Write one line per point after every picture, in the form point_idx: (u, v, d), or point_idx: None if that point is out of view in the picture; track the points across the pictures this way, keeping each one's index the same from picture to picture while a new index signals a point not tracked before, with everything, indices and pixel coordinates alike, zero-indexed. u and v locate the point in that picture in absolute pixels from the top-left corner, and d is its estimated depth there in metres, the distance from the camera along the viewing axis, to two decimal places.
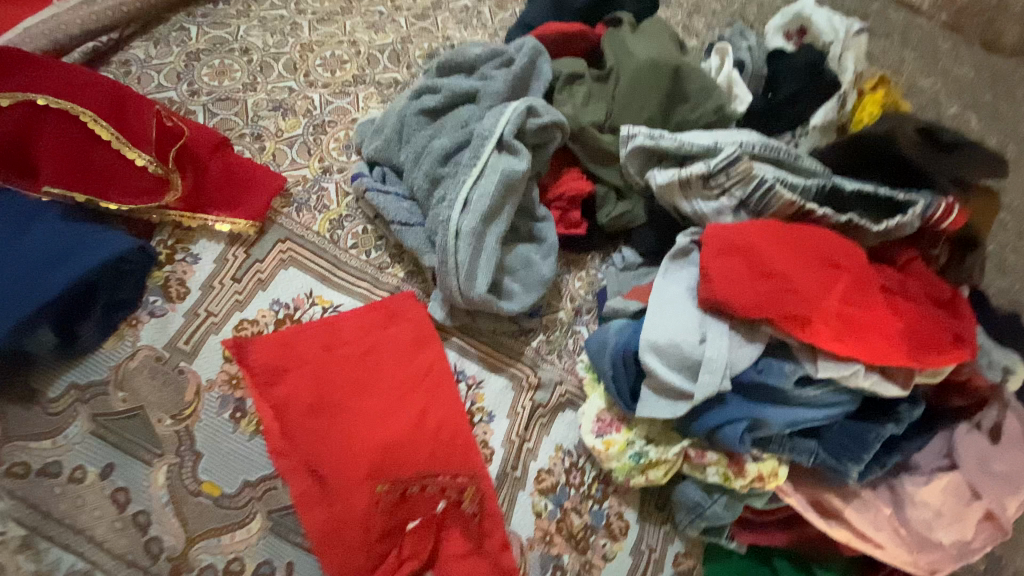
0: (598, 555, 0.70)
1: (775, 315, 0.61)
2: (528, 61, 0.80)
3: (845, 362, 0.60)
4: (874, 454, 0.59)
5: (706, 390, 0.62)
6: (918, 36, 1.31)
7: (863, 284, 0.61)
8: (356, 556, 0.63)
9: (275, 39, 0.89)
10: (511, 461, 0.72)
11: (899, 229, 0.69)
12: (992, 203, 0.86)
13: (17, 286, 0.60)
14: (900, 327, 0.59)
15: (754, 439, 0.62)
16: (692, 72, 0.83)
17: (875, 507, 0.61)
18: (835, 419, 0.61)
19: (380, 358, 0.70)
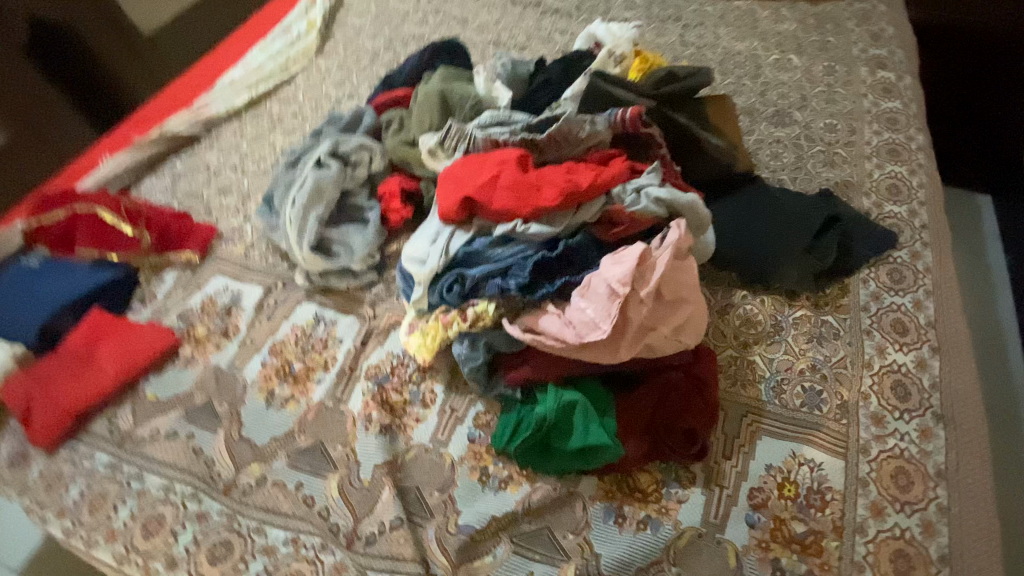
0: (413, 419, 0.94)
1: (466, 205, 0.91)
2: (353, 119, 1.26)
3: (511, 221, 0.88)
4: (528, 270, 0.85)
5: (432, 265, 0.91)
6: (737, 15, 1.69)
7: (518, 170, 0.90)
8: (53, 389, 0.99)
9: (226, 156, 1.43)
10: (351, 364, 1.01)
11: (570, 129, 1.00)
12: (718, 106, 1.15)
13: (61, 297, 1.09)
14: (540, 186, 0.87)
15: (467, 292, 0.89)
16: (452, 89, 1.21)
17: (553, 315, 0.83)
18: (515, 259, 0.87)
19: (110, 330, 1.05)
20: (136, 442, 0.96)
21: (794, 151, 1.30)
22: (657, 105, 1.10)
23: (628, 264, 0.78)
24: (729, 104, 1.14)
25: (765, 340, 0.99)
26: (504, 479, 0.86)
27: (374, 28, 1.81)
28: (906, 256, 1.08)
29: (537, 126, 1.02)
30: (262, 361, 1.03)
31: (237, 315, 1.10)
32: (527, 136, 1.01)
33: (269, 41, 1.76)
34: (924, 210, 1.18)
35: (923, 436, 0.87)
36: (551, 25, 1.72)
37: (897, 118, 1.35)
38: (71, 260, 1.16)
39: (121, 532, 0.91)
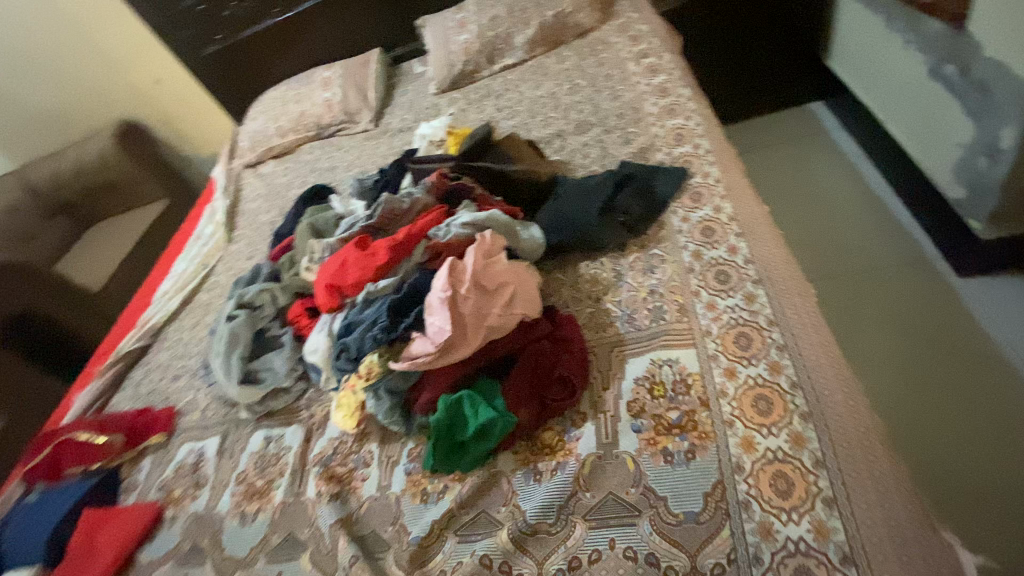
0: (358, 479, 1.07)
1: (335, 293, 1.15)
2: (251, 275, 1.53)
3: (366, 288, 1.11)
4: (387, 317, 1.05)
5: (326, 350, 1.12)
6: (533, 69, 2.05)
7: (360, 251, 1.15)
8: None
9: (174, 349, 1.67)
10: (302, 460, 1.16)
11: (392, 207, 1.26)
12: (511, 143, 1.45)
13: (58, 505, 1.24)
14: (379, 256, 1.13)
15: (355, 355, 1.07)
16: (318, 218, 1.49)
17: (419, 340, 1.02)
18: (377, 312, 1.06)
19: (110, 516, 1.21)
20: None
21: (601, 145, 1.58)
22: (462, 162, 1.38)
23: (442, 278, 1.02)
24: (520, 140, 1.45)
25: (612, 289, 1.17)
26: (439, 490, 0.99)
27: (266, 204, 2.15)
28: (698, 180, 1.30)
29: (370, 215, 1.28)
30: (232, 492, 1.18)
31: (205, 466, 1.26)
32: (368, 224, 1.25)
33: (188, 251, 2.09)
34: (707, 140, 1.41)
35: (748, 301, 1.03)
36: (398, 141, 2.08)
37: (667, 86, 1.65)
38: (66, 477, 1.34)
39: None
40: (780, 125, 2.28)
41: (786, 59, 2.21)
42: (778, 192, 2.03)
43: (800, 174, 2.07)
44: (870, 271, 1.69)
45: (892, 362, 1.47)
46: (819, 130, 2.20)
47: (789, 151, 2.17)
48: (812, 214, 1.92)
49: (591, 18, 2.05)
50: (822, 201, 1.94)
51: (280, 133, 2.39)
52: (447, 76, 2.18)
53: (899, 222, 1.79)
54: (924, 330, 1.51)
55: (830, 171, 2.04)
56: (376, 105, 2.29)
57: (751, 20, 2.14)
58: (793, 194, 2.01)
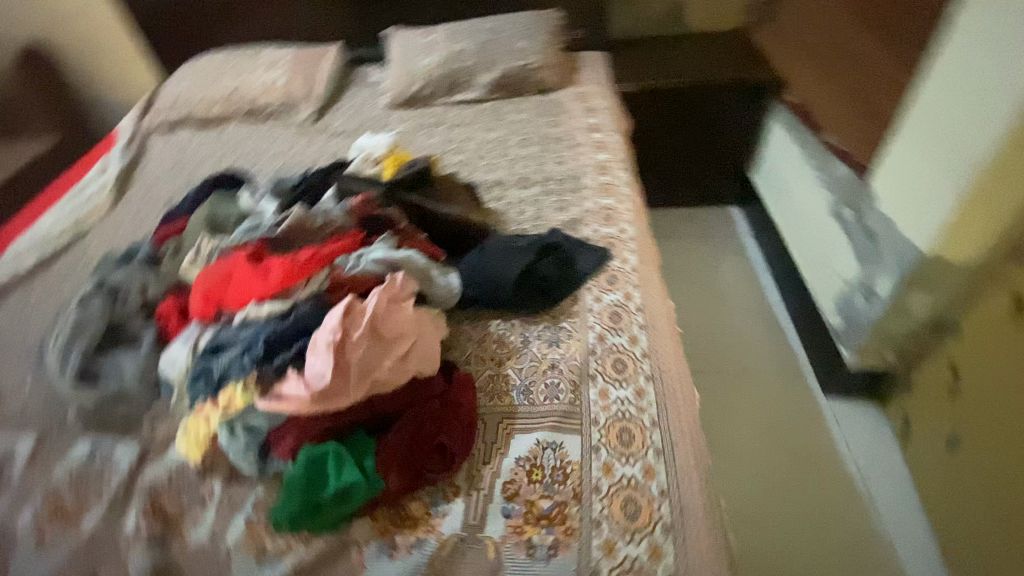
0: (190, 521, 0.94)
1: (213, 305, 1.04)
2: (127, 255, 1.35)
3: (248, 309, 1.00)
4: (262, 347, 0.94)
5: (185, 367, 0.98)
6: (489, 112, 2.06)
7: (250, 266, 1.04)
8: None
9: (6, 315, 1.40)
10: (126, 485, 0.99)
11: (302, 221, 1.16)
12: (448, 182, 1.42)
13: None
14: (269, 276, 1.02)
15: (216, 379, 0.95)
16: (221, 211, 1.35)
17: (294, 380, 0.92)
18: (253, 339, 0.96)
19: None
20: None
21: (536, 205, 1.59)
22: (391, 190, 1.32)
23: (335, 319, 0.94)
24: (454, 180, 1.42)
25: (515, 355, 1.15)
26: (280, 550, 0.89)
27: (171, 175, 1.94)
28: (617, 263, 1.35)
29: (276, 226, 1.17)
30: (26, 510, 0.98)
31: (1, 471, 1.04)
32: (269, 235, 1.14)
33: (62, 205, 1.81)
34: (632, 227, 1.48)
35: (638, 396, 1.04)
36: (336, 144, 1.97)
37: (607, 165, 1.72)
38: None
39: None
40: (699, 220, 2.46)
41: (719, 164, 2.39)
42: (683, 286, 2.16)
43: (705, 271, 2.21)
44: (751, 377, 1.83)
45: (758, 472, 1.58)
46: (730, 232, 2.39)
47: (700, 246, 2.33)
48: (709, 313, 2.05)
49: (554, 78, 2.10)
50: (719, 301, 2.09)
51: (207, 101, 2.18)
52: (402, 94, 2.13)
53: (785, 331, 1.98)
54: (788, 443, 1.64)
55: (732, 273, 2.21)
56: (321, 101, 2.17)
57: (689, 124, 2.27)
58: (695, 290, 2.14)
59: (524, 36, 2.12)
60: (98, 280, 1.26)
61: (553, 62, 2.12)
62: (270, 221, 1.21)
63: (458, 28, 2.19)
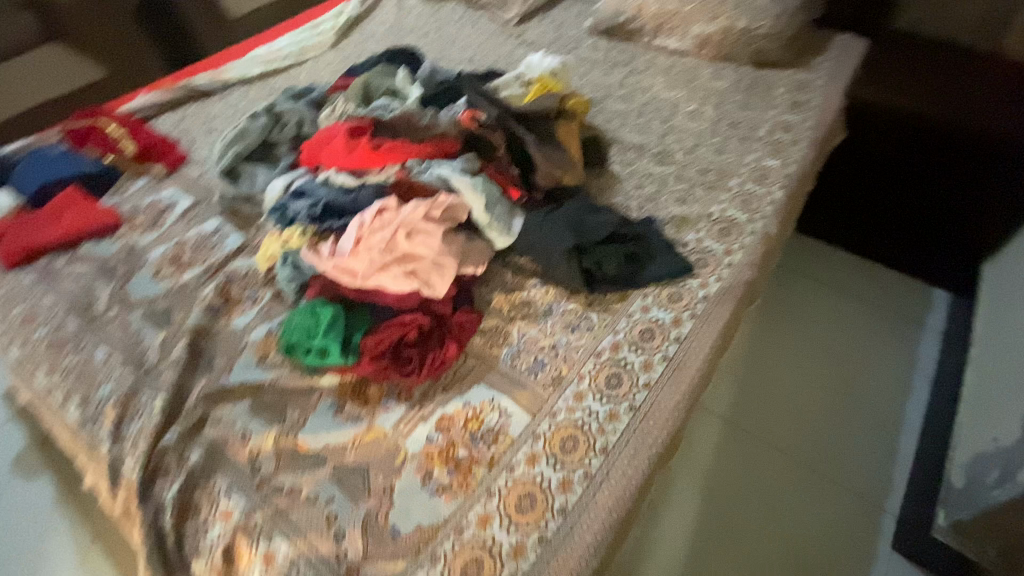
0: (240, 309, 1.21)
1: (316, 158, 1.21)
2: (303, 91, 1.60)
3: (330, 172, 1.15)
4: (322, 207, 1.09)
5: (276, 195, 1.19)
6: (685, 68, 1.80)
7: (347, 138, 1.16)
8: (31, 227, 1.38)
9: (229, 108, 1.82)
10: (222, 264, 1.30)
11: (411, 117, 1.24)
12: (570, 128, 1.35)
13: (68, 169, 1.50)
14: (355, 155, 1.15)
15: (287, 215, 1.14)
16: (376, 82, 1.51)
17: (330, 243, 1.06)
18: (321, 198, 1.11)
19: (87, 201, 1.45)
20: (60, 276, 1.30)
21: (659, 185, 1.42)
22: (508, 117, 1.32)
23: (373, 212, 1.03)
24: (574, 128, 1.34)
25: (530, 319, 1.15)
26: (274, 362, 1.10)
27: (384, 34, 2.15)
28: (693, 283, 1.18)
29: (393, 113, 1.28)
30: (168, 249, 1.36)
31: (170, 215, 1.44)
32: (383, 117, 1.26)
33: (299, 31, 2.15)
34: (743, 253, 1.24)
35: (608, 418, 0.99)
36: (521, 53, 1.97)
37: (770, 173, 1.42)
38: (93, 152, 1.59)
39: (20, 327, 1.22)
40: (870, 280, 1.99)
41: (946, 239, 1.83)
42: (784, 332, 1.85)
43: (825, 331, 1.85)
44: (802, 461, 1.58)
45: (732, 545, 1.43)
46: (898, 308, 1.91)
47: (839, 302, 1.93)
48: (798, 372, 1.75)
49: (780, 53, 1.74)
50: (816, 368, 1.76)
51: None
52: (606, 22, 1.96)
53: (898, 456, 1.58)
54: (796, 544, 1.44)
55: (862, 349, 1.81)
56: (529, 7, 2.15)
57: (922, 172, 1.74)
58: (795, 343, 1.84)
59: None
60: (275, 102, 1.53)
61: (787, 36, 1.74)
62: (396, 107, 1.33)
63: None
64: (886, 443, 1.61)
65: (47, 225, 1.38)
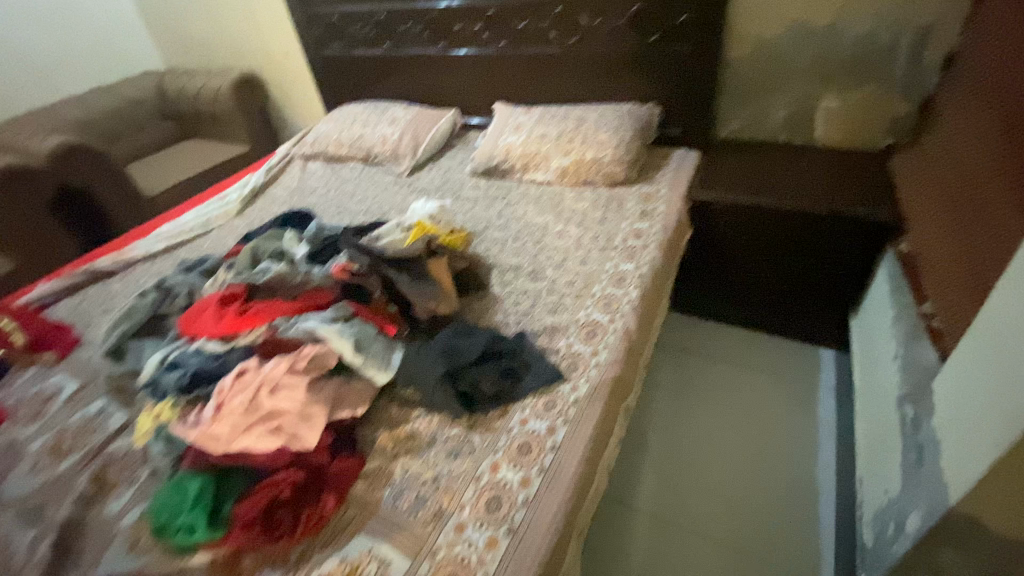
0: (114, 492, 1.16)
1: (193, 324, 1.27)
2: (198, 262, 1.70)
3: (202, 342, 1.21)
4: (190, 378, 1.13)
5: (148, 371, 1.21)
6: (552, 195, 2.07)
7: (222, 312, 1.25)
8: None
9: (128, 284, 1.87)
10: (101, 446, 1.26)
11: (284, 277, 1.35)
12: (440, 264, 1.48)
13: None
14: (229, 323, 1.22)
15: (159, 390, 1.16)
16: (263, 245, 1.62)
17: (196, 414, 1.08)
18: (190, 368, 1.15)
19: None
20: None
21: (534, 300, 1.55)
22: (378, 263, 1.43)
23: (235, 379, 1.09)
24: (443, 264, 1.47)
25: (412, 453, 1.16)
26: (146, 547, 1.04)
27: (287, 198, 2.35)
28: (565, 389, 1.25)
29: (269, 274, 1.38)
30: (46, 439, 1.31)
31: (53, 403, 1.42)
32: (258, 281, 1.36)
33: (208, 204, 2.32)
34: (608, 352, 1.34)
35: (488, 546, 0.98)
36: (410, 199, 2.19)
37: (627, 276, 1.58)
38: None
39: None
40: (761, 351, 2.13)
41: (813, 303, 2.04)
42: (696, 415, 1.92)
43: (724, 403, 1.95)
44: (734, 548, 1.55)
45: None
46: (788, 372, 2.03)
47: (734, 373, 2.05)
48: (714, 453, 1.79)
49: (628, 172, 2.03)
50: (719, 439, 1.83)
51: (338, 141, 2.59)
52: (482, 164, 2.24)
53: (822, 524, 1.58)
54: None
55: (761, 416, 1.89)
56: (418, 159, 2.43)
57: (768, 249, 2.00)
58: (703, 423, 1.89)
59: (608, 129, 2.08)
60: (168, 277, 1.61)
61: (631, 158, 2.04)
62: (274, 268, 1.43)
63: (552, 111, 2.24)
64: (795, 509, 1.62)
65: None
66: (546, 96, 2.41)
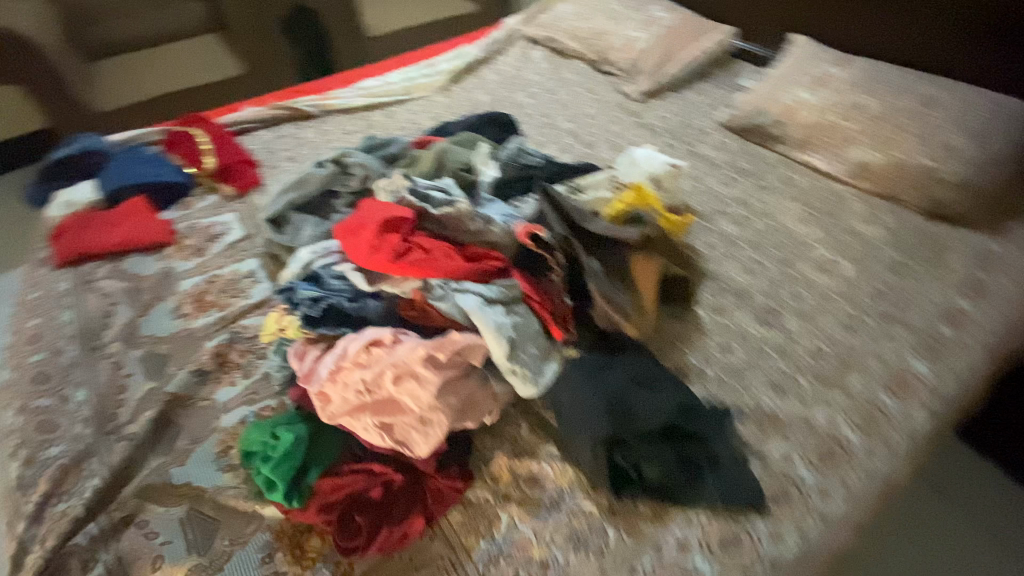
0: (229, 379, 1.08)
1: (348, 234, 1.03)
2: (383, 142, 1.48)
3: (349, 267, 1.00)
4: (320, 310, 0.94)
5: (292, 271, 1.06)
6: (828, 199, 1.44)
7: (383, 236, 0.98)
8: (90, 228, 1.36)
9: (317, 136, 1.76)
10: (235, 318, 1.19)
11: (462, 219, 1.03)
12: (650, 267, 1.07)
13: (148, 175, 1.49)
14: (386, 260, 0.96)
15: (293, 301, 1.00)
16: (450, 153, 1.36)
17: (314, 356, 0.90)
18: (327, 297, 0.96)
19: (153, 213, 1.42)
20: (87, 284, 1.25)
21: (751, 356, 1.09)
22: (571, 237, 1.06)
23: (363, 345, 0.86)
24: (652, 268, 1.06)
25: (529, 506, 0.89)
26: (233, 464, 0.95)
27: (495, 86, 2.01)
28: (760, 529, 0.85)
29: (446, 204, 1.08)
30: (197, 282, 1.28)
31: (215, 243, 1.38)
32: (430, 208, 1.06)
33: (415, 67, 2.08)
34: (841, 499, 0.89)
35: None
36: (632, 136, 1.71)
37: (909, 384, 1.03)
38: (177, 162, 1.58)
39: (24, 330, 1.17)
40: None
41: None
42: None
43: None
44: None
45: None
46: None
47: (998, 556, 1.29)
48: None
49: (968, 211, 1.32)
50: None
51: (573, 31, 2.11)
52: (743, 120, 1.64)
53: None
54: None
55: None
56: (660, 82, 1.86)
57: None
58: None
59: (972, 131, 1.33)
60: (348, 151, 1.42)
61: (985, 190, 1.31)
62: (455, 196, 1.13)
63: (883, 74, 1.50)
64: None
65: (105, 229, 1.35)
66: (875, 51, 1.65)
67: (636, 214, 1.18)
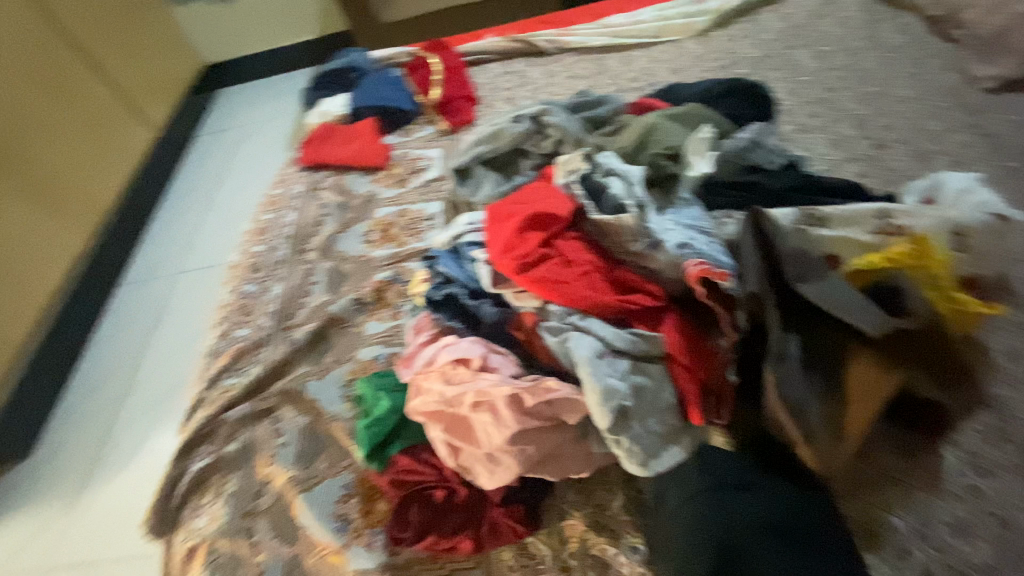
0: (378, 315, 1.15)
1: (499, 218, 0.98)
2: (595, 101, 1.29)
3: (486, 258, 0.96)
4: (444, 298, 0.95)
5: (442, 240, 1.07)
6: None
7: (524, 236, 0.91)
8: (332, 141, 1.56)
9: (543, 77, 1.64)
10: (403, 256, 1.24)
11: (621, 234, 0.86)
12: (878, 377, 0.72)
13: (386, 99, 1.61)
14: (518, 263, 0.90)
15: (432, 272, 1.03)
16: (659, 132, 1.11)
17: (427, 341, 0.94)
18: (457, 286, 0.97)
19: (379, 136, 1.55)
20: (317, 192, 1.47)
21: (1008, 562, 0.68)
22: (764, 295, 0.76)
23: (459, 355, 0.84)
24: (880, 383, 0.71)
25: None
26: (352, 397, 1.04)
27: (774, 35, 1.54)
28: None
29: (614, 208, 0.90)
30: (388, 210, 1.37)
31: (415, 175, 1.44)
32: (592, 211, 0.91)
33: (680, 1, 1.71)
34: None
35: None
36: (965, 136, 1.11)
37: None
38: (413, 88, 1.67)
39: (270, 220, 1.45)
40: None
41: None
42: None
43: None
44: None
45: None
46: None
47: None
48: None
49: None
50: None
51: None
52: None
53: None
54: None
55: None
56: None
57: None
58: None
59: None
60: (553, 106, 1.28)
61: None
62: (632, 195, 0.93)
63: None
64: None
65: (342, 145, 1.54)
66: None
67: (896, 286, 0.79)
